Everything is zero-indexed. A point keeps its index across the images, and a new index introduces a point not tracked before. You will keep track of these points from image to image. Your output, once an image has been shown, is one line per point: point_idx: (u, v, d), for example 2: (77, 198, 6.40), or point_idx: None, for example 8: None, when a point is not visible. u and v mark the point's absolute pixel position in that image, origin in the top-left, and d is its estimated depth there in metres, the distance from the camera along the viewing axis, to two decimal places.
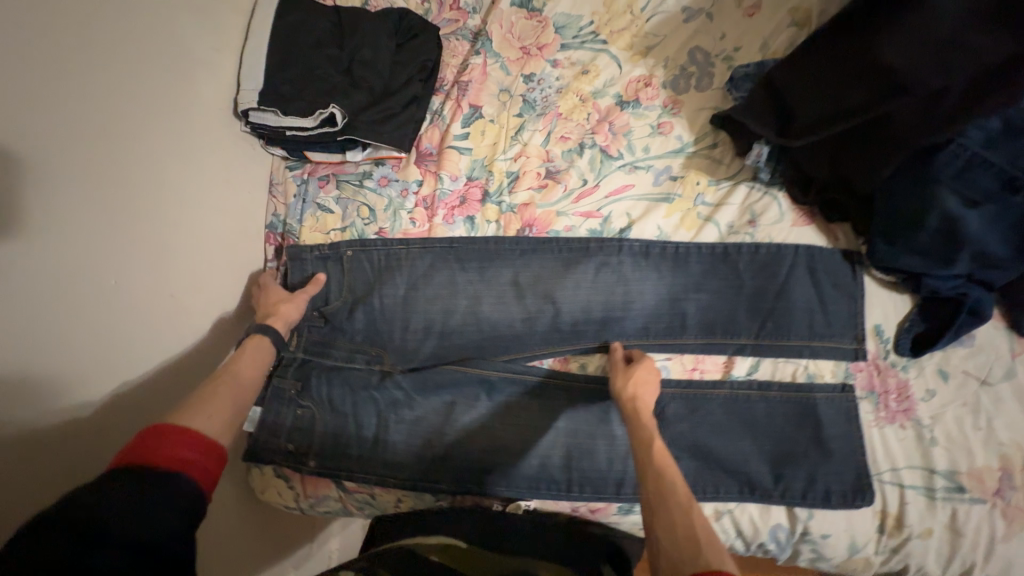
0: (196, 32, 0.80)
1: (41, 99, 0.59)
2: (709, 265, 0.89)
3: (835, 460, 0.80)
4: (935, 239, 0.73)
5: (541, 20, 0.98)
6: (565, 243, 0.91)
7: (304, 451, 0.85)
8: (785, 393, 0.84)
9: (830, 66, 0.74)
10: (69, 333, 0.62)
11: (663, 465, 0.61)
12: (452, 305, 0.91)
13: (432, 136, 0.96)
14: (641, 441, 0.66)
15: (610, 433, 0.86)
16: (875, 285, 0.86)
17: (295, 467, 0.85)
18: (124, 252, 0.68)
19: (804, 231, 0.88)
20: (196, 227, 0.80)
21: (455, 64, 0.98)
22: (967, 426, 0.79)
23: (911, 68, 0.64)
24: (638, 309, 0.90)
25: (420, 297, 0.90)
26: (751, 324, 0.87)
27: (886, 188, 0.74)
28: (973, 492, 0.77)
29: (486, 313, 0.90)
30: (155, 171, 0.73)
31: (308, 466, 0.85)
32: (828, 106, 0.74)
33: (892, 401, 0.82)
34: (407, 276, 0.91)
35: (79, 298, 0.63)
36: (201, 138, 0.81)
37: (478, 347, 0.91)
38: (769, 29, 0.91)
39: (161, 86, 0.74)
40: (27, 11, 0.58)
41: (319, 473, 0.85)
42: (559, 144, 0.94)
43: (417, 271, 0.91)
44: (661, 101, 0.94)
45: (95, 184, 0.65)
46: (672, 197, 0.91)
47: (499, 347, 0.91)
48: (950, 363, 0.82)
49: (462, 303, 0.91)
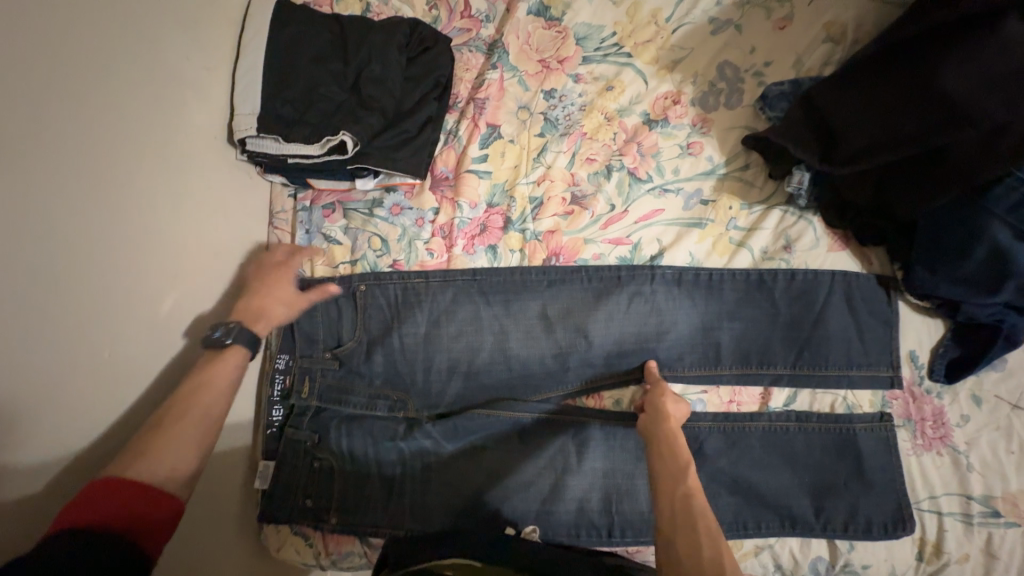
0: (186, 50, 0.70)
1: (26, 150, 0.50)
2: (744, 293, 0.85)
3: (876, 491, 0.80)
4: (982, 269, 0.73)
5: (561, 30, 0.91)
6: (596, 272, 0.85)
7: (325, 506, 0.79)
8: (824, 424, 0.83)
9: (879, 90, 0.71)
10: (65, 419, 0.53)
11: (691, 486, 0.60)
12: (478, 342, 0.84)
13: (447, 159, 0.88)
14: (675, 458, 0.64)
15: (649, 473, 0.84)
16: (909, 310, 0.86)
17: (315, 522, 0.79)
18: (116, 314, 0.59)
19: (838, 258, 0.86)
20: (195, 274, 0.71)
21: (470, 79, 0.91)
22: (1001, 451, 0.80)
23: (971, 101, 0.62)
24: (673, 340, 0.85)
25: (443, 335, 0.84)
26: (788, 354, 0.84)
27: (931, 217, 0.75)
28: (1008, 517, 0.77)
29: (514, 351, 0.84)
30: (149, 218, 0.64)
31: (331, 522, 0.79)
32: (877, 133, 0.71)
33: (929, 428, 0.82)
34: (427, 313, 0.83)
35: (74, 374, 0.54)
36: (195, 172, 0.72)
37: (507, 386, 0.85)
38: (804, 44, 0.89)
39: (152, 120, 0.65)
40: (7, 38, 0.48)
41: (342, 530, 0.79)
42: (585, 166, 0.88)
43: (438, 307, 0.84)
44: (690, 119, 0.89)
45: (87, 240, 0.56)
46: (704, 222, 0.87)
47: (529, 386, 0.85)
48: (983, 388, 0.83)
49: (489, 339, 0.84)
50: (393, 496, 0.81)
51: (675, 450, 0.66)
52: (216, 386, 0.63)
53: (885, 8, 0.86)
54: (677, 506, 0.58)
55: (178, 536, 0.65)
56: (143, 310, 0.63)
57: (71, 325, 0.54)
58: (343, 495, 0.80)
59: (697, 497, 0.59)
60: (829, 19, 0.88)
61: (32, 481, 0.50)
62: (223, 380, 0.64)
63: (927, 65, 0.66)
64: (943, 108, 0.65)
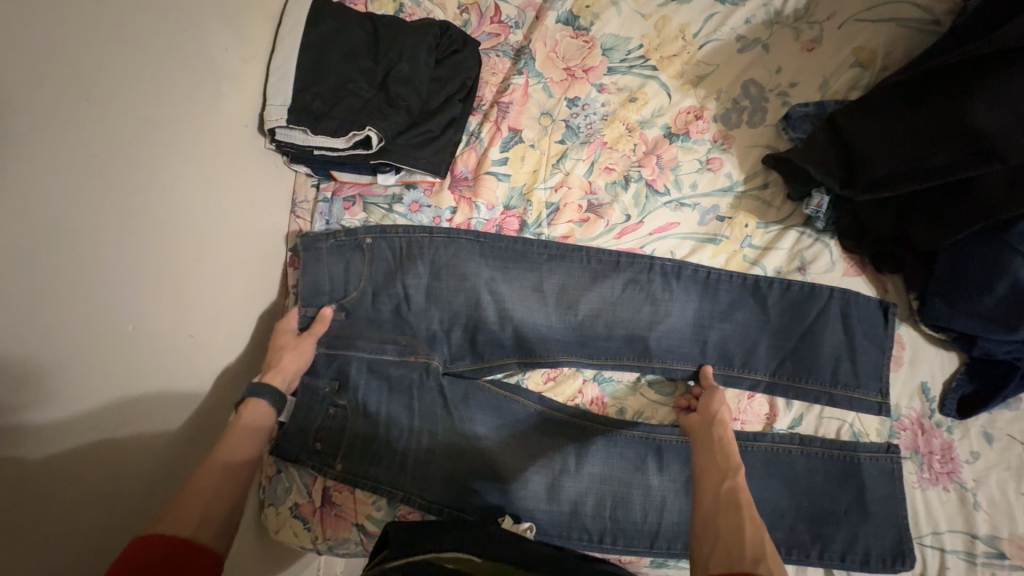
0: (223, 41, 0.72)
1: (67, 130, 0.52)
2: (738, 296, 0.85)
3: (876, 522, 0.79)
4: (1001, 305, 0.73)
5: (588, 40, 0.92)
6: (596, 254, 0.85)
7: (333, 451, 0.80)
8: (828, 449, 0.83)
9: (905, 121, 0.71)
10: (83, 392, 0.55)
11: (736, 481, 0.62)
12: (474, 299, 0.84)
13: (467, 160, 0.89)
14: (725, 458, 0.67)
15: (647, 483, 0.85)
16: (923, 341, 0.85)
17: (320, 466, 0.80)
18: (143, 293, 0.62)
19: (853, 282, 0.86)
20: (217, 257, 0.73)
21: (495, 83, 0.92)
22: (1009, 490, 0.78)
23: (1000, 135, 0.62)
24: (664, 329, 0.85)
25: (443, 291, 0.84)
26: (802, 376, 0.83)
27: (953, 251, 0.75)
28: (1015, 560, 0.76)
29: (511, 316, 0.84)
30: (180, 203, 0.67)
31: (335, 469, 0.80)
32: (901, 163, 0.71)
33: (936, 462, 0.81)
34: (430, 266, 0.83)
35: (97, 346, 0.56)
36: (226, 161, 0.74)
37: (506, 346, 0.86)
38: (830, 67, 0.89)
39: (190, 109, 0.67)
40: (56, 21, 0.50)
41: (344, 479, 0.80)
42: (603, 175, 0.89)
43: (442, 262, 0.83)
44: (711, 134, 0.89)
45: (118, 220, 0.58)
46: (718, 238, 0.87)
47: (521, 350, 0.86)
48: (995, 426, 0.81)
49: (486, 298, 0.84)
50: (385, 489, 0.80)
51: (727, 451, 0.68)
52: (244, 433, 0.66)
53: (917, 34, 0.86)
54: (720, 495, 0.60)
55: None
56: (166, 291, 0.65)
57: (95, 302, 0.56)
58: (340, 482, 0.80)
59: (742, 493, 0.60)
60: (859, 43, 0.88)
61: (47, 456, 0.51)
62: (245, 430, 0.67)
63: (955, 97, 0.65)
64: (969, 141, 0.64)
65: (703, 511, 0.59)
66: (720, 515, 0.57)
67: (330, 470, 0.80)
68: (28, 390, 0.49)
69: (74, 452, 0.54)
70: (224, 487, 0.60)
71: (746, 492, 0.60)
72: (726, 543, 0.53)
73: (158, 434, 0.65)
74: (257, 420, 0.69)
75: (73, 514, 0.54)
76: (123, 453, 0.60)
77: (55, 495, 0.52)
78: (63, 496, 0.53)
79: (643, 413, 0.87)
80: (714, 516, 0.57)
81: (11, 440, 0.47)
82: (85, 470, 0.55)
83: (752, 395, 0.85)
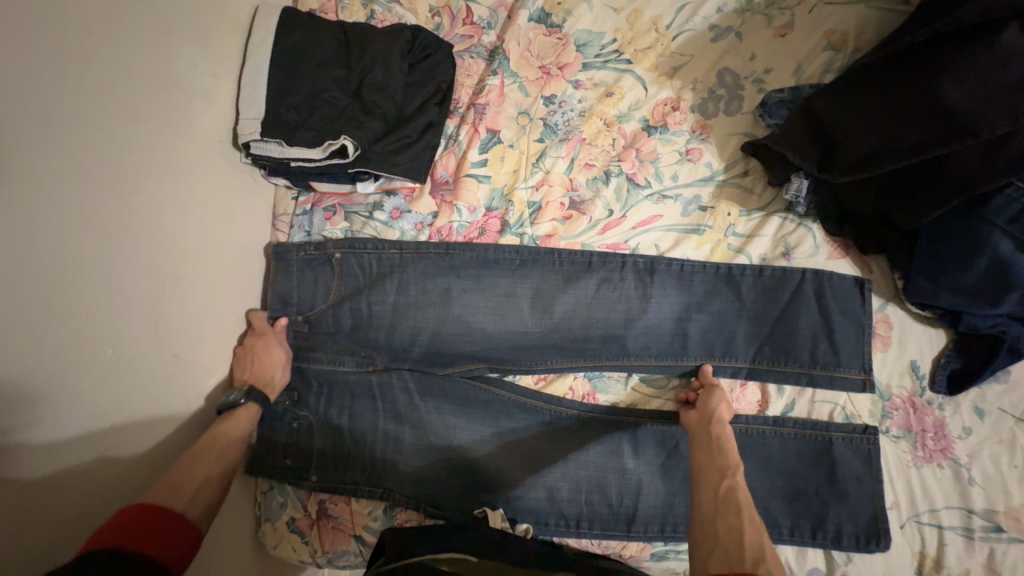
0: (193, 57, 0.72)
1: (35, 155, 0.52)
2: (712, 285, 0.85)
3: (851, 500, 0.80)
4: (984, 280, 0.73)
5: (561, 37, 0.92)
6: (568, 255, 0.85)
7: (304, 464, 0.81)
8: (801, 430, 0.83)
9: (877, 100, 0.71)
10: (65, 420, 0.55)
11: (733, 480, 0.61)
12: (445, 313, 0.84)
13: (447, 164, 0.89)
14: (722, 454, 0.66)
15: (621, 467, 0.85)
16: (910, 319, 0.85)
17: (295, 481, 0.81)
18: (122, 316, 0.61)
19: (837, 265, 0.86)
20: (199, 275, 0.73)
21: (471, 85, 0.92)
22: (1003, 464, 0.79)
23: (975, 112, 0.62)
24: (642, 325, 0.85)
25: (411, 305, 0.84)
26: (796, 362, 0.83)
27: (935, 227, 0.75)
28: (1011, 532, 0.76)
29: (480, 324, 0.85)
30: (156, 223, 0.66)
31: (311, 480, 0.81)
32: (877, 144, 0.71)
33: (929, 440, 0.81)
34: (397, 284, 0.84)
35: (77, 372, 0.56)
36: (200, 176, 0.74)
37: (475, 357, 0.86)
38: (804, 52, 0.89)
39: (159, 124, 0.66)
40: (18, 44, 0.50)
41: (321, 487, 0.81)
42: (583, 172, 0.88)
43: (409, 280, 0.84)
44: (689, 125, 0.89)
45: (93, 244, 0.58)
46: (702, 228, 0.87)
47: (492, 358, 0.86)
48: (986, 400, 0.82)
49: (455, 311, 0.85)
50: (386, 494, 0.81)
51: (725, 450, 0.68)
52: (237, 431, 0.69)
53: (887, 14, 0.86)
54: (720, 496, 0.59)
55: (197, 561, 0.68)
56: (148, 312, 0.65)
57: (72, 328, 0.55)
58: (320, 492, 0.81)
59: (741, 494, 0.60)
60: (831, 27, 0.88)
61: (31, 481, 0.52)
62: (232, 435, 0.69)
63: (926, 75, 0.66)
64: (946, 119, 0.64)
65: (701, 513, 0.59)
66: (719, 516, 0.57)
67: (306, 482, 0.81)
68: (6, 417, 0.49)
69: (59, 478, 0.54)
70: (212, 479, 0.62)
71: (743, 491, 0.60)
72: (725, 545, 0.53)
73: (150, 455, 0.65)
74: (248, 419, 0.72)
75: (53, 540, 0.54)
76: (113, 475, 0.60)
77: (33, 523, 0.52)
78: (42, 522, 0.53)
79: (636, 406, 0.87)
80: (715, 517, 0.57)
81: (0, 464, 0.49)
82: (75, 492, 0.56)
83: (743, 383, 0.85)
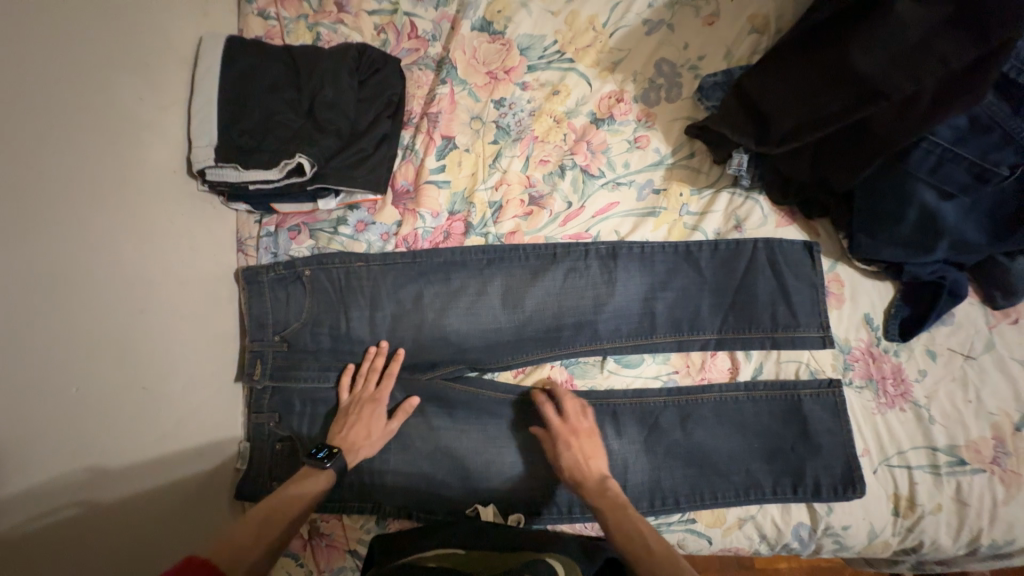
0: (137, 92, 0.72)
1: None
2: (674, 263, 0.89)
3: (825, 453, 0.84)
4: (914, 230, 0.79)
5: (504, 43, 0.96)
6: (533, 249, 0.88)
7: None
8: (771, 391, 0.87)
9: (799, 75, 0.76)
10: (30, 464, 0.54)
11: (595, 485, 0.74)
12: (419, 319, 0.86)
13: (406, 173, 0.91)
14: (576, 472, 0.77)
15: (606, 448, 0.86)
16: (859, 275, 0.90)
17: None
18: (82, 355, 0.61)
19: (787, 232, 0.91)
20: (164, 306, 0.73)
21: (422, 96, 0.95)
22: (958, 400, 0.84)
23: (881, 75, 0.67)
24: (611, 310, 0.88)
25: (385, 315, 0.85)
26: (761, 329, 0.87)
27: (870, 186, 0.80)
28: (973, 464, 0.81)
29: (454, 326, 0.86)
30: (113, 258, 0.66)
31: None
32: (805, 114, 0.76)
33: (890, 386, 0.86)
34: (369, 294, 0.85)
35: (39, 414, 0.56)
36: (156, 208, 0.74)
37: (452, 358, 0.87)
38: (732, 37, 0.95)
39: (109, 160, 0.67)
40: None
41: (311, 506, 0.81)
42: (539, 168, 0.91)
43: (380, 290, 0.85)
44: (635, 115, 0.94)
45: (48, 285, 0.58)
46: (657, 210, 0.91)
47: (469, 357, 0.87)
48: (936, 343, 0.87)
49: (429, 315, 0.86)
50: (376, 508, 0.81)
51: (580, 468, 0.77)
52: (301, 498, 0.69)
53: None
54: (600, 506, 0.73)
55: None
56: (111, 348, 0.64)
57: (32, 370, 0.55)
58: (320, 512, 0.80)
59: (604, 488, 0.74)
60: (753, 11, 0.94)
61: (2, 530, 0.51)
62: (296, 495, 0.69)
63: (837, 48, 0.71)
64: (859, 86, 0.70)
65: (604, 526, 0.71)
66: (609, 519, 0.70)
67: None
68: None
69: (21, 530, 0.53)
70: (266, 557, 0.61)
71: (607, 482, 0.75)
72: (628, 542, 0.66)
73: (120, 492, 0.64)
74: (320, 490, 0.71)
75: None
76: (85, 517, 0.59)
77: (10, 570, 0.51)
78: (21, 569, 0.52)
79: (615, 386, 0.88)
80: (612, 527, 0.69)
81: None
82: (42, 541, 0.55)
83: (713, 353, 0.89)
